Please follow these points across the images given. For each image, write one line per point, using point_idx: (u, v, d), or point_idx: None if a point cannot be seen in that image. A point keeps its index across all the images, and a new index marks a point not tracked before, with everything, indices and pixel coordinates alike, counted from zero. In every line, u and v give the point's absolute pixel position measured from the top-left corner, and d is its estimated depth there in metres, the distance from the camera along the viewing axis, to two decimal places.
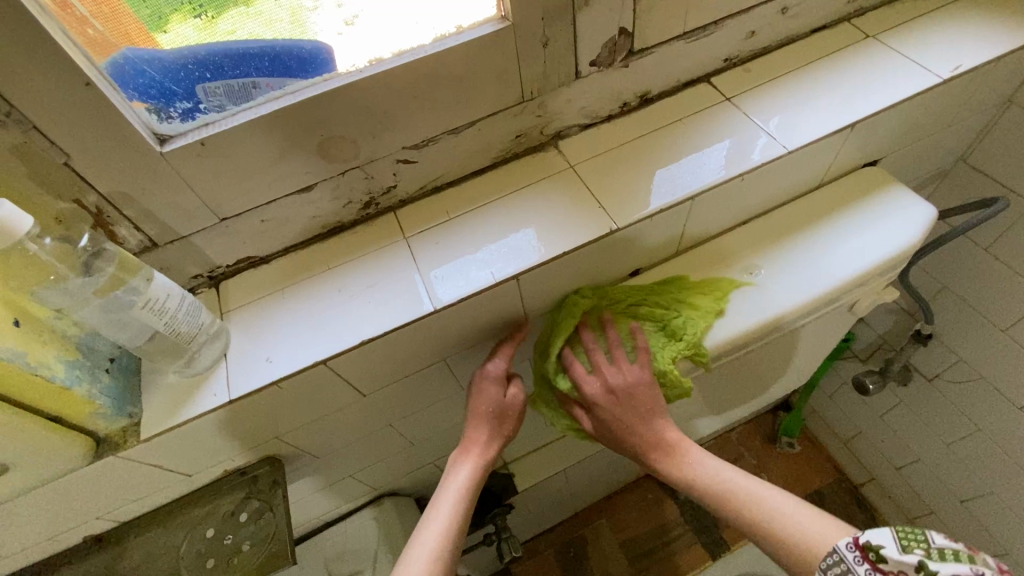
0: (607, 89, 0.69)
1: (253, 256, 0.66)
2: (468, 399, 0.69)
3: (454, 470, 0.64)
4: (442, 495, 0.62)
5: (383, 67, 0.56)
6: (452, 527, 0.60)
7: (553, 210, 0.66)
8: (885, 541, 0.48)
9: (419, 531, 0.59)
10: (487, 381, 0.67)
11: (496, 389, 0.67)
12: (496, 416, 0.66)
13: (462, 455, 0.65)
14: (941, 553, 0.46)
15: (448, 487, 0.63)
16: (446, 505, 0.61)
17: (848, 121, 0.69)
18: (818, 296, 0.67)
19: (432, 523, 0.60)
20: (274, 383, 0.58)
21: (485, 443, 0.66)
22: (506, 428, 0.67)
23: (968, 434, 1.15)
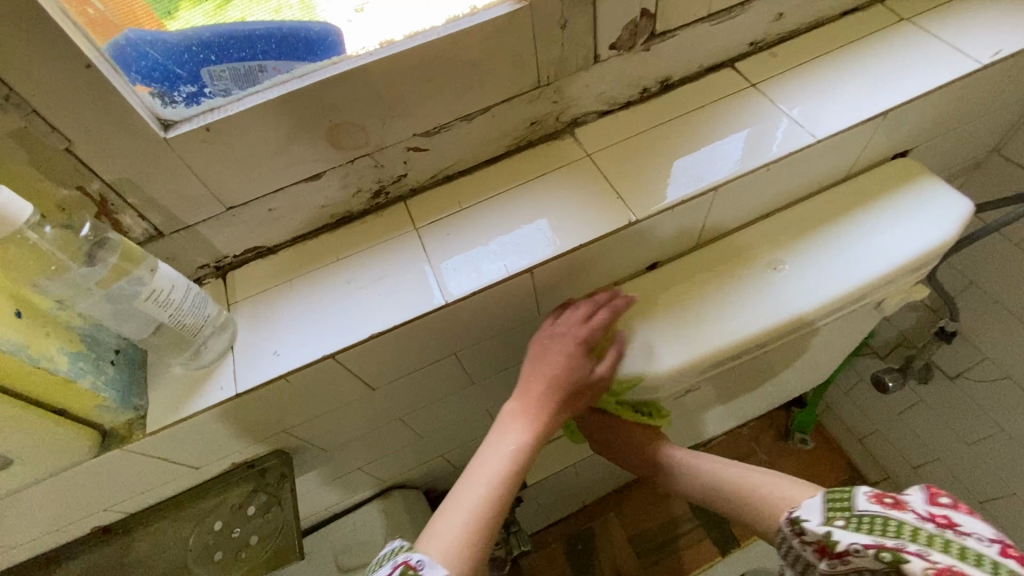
0: (627, 75, 0.66)
1: (261, 246, 0.64)
2: (542, 352, 0.62)
3: (505, 434, 0.57)
4: (489, 459, 0.55)
5: (395, 49, 0.54)
6: (497, 497, 0.53)
7: (569, 201, 0.64)
8: (811, 515, 0.52)
9: (461, 498, 0.52)
10: (574, 347, 0.61)
11: (580, 356, 0.61)
12: (570, 384, 0.60)
13: (517, 418, 0.58)
14: (857, 522, 0.47)
15: (497, 452, 0.55)
16: (493, 471, 0.54)
17: (879, 110, 0.66)
18: (845, 293, 0.65)
19: (476, 491, 0.53)
20: (281, 377, 0.57)
21: (549, 411, 0.59)
22: (575, 401, 0.61)
23: (990, 434, 1.11)
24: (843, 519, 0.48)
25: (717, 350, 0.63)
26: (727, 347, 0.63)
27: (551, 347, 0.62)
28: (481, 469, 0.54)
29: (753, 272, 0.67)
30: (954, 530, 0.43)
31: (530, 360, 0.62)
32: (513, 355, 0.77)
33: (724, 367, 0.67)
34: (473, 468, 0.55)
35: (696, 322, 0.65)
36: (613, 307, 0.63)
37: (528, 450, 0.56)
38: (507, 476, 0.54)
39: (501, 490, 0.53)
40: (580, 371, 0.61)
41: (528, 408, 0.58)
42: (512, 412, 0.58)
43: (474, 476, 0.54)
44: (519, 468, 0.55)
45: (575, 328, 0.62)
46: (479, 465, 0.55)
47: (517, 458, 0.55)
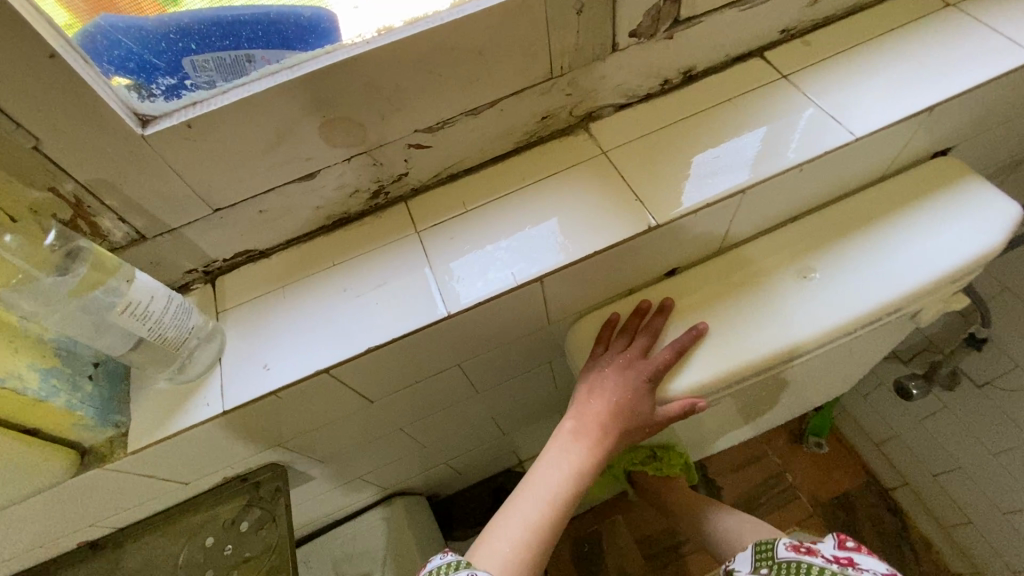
0: (647, 65, 0.61)
1: (251, 249, 0.60)
2: (616, 371, 0.58)
3: (567, 451, 0.54)
4: (548, 476, 0.53)
5: (393, 37, 0.49)
6: (553, 518, 0.51)
7: (582, 203, 0.59)
8: (742, 564, 0.62)
9: (518, 513, 0.50)
10: (646, 371, 0.57)
11: (647, 387, 0.57)
12: (635, 415, 0.56)
13: (579, 437, 0.55)
14: (776, 567, 0.57)
15: (557, 470, 0.53)
16: (550, 489, 0.52)
17: (923, 105, 0.60)
18: (880, 305, 0.60)
19: (533, 507, 0.51)
20: (271, 393, 0.53)
21: (612, 434, 0.55)
22: (637, 433, 0.57)
23: (1018, 445, 1.06)
24: (766, 567, 0.58)
25: (740, 366, 0.58)
26: (753, 363, 0.58)
27: (616, 372, 0.58)
28: (539, 485, 0.52)
29: (781, 280, 0.62)
30: (854, 567, 0.52)
31: (595, 381, 0.58)
32: (521, 364, 0.73)
33: (748, 383, 0.62)
34: (530, 482, 0.53)
35: (718, 336, 0.60)
36: (678, 344, 0.58)
37: (587, 471, 0.53)
38: (565, 498, 0.52)
39: (557, 510, 0.51)
40: (653, 400, 0.57)
41: (593, 426, 0.55)
42: (574, 429, 0.55)
43: (532, 491, 0.52)
44: (577, 490, 0.53)
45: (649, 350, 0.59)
46: (538, 481, 0.52)
47: (576, 479, 0.53)
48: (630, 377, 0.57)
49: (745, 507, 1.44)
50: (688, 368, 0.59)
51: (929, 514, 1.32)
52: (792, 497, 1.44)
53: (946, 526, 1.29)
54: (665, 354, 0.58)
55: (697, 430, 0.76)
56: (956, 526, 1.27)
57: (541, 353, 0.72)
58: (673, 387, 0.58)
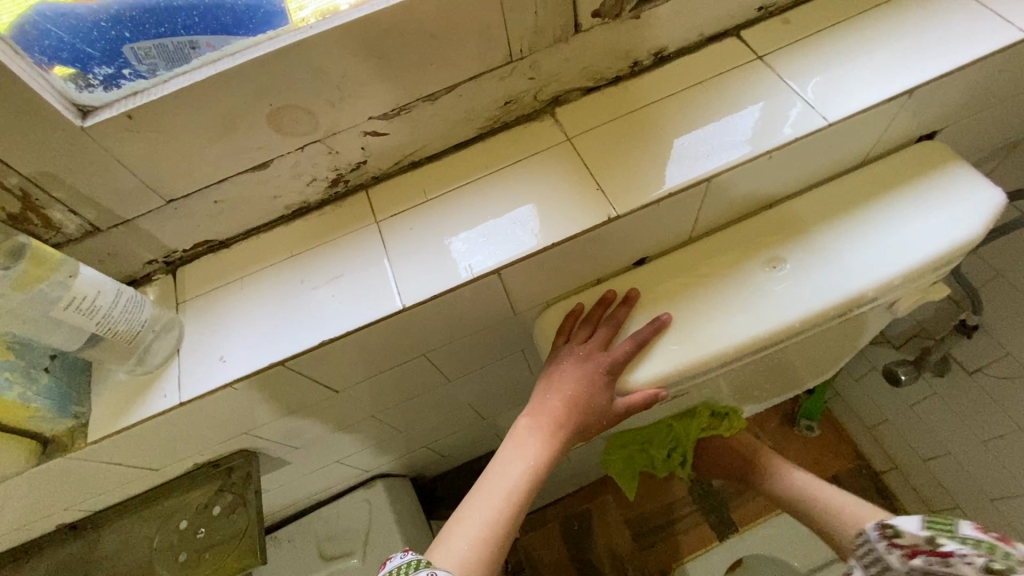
0: (614, 46, 0.58)
1: (211, 239, 0.59)
2: (572, 364, 0.58)
3: (522, 447, 0.54)
4: (504, 473, 0.53)
5: (336, 21, 0.47)
6: (509, 514, 0.51)
7: (544, 192, 0.58)
8: (908, 523, 0.55)
9: (474, 513, 0.51)
10: (601, 363, 0.57)
11: (604, 381, 0.56)
12: (591, 409, 0.56)
13: (534, 433, 0.55)
14: (971, 541, 0.51)
15: (512, 466, 0.53)
16: (507, 486, 0.52)
17: (903, 88, 0.57)
18: (851, 296, 0.58)
19: (489, 505, 0.51)
20: (227, 386, 0.53)
21: (569, 429, 0.55)
22: (595, 427, 0.57)
23: (1007, 433, 1.05)
24: (948, 537, 0.52)
25: (704, 359, 0.57)
26: (716, 355, 0.57)
27: (574, 366, 0.57)
28: (495, 483, 0.52)
29: (749, 271, 0.61)
30: None
31: (553, 375, 0.58)
32: (491, 353, 0.72)
33: (713, 375, 0.61)
34: (487, 480, 0.53)
35: (682, 329, 0.59)
36: (638, 337, 0.57)
37: (543, 467, 0.54)
38: (521, 494, 0.52)
39: (513, 507, 0.51)
40: (609, 393, 0.56)
41: (548, 422, 0.55)
42: (529, 425, 0.56)
43: (488, 488, 0.52)
44: (533, 486, 0.53)
45: (607, 343, 0.59)
46: (494, 479, 0.53)
47: (532, 475, 0.53)
48: (584, 368, 0.57)
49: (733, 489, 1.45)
50: (647, 359, 0.58)
51: (918, 496, 1.32)
52: None
53: (934, 509, 1.29)
54: (621, 346, 0.57)
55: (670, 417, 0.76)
56: (943, 509, 1.26)
57: (510, 342, 0.71)
58: (635, 377, 0.57)
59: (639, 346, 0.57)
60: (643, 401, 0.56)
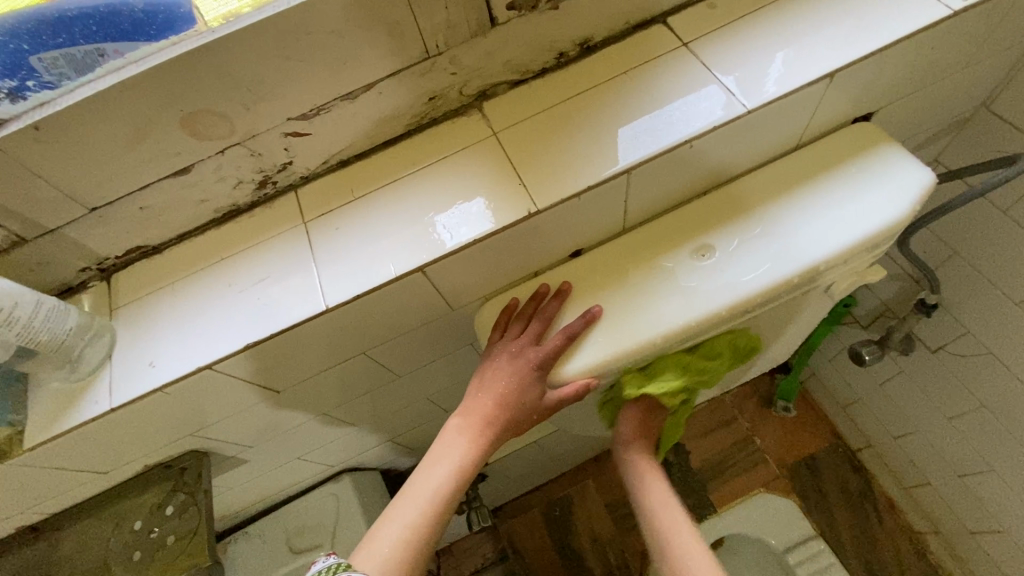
0: (535, 38, 0.58)
1: (144, 246, 0.60)
2: (502, 361, 0.58)
3: (449, 447, 0.56)
4: (431, 474, 0.55)
5: (238, 24, 0.47)
6: (433, 515, 0.53)
7: (469, 188, 0.58)
8: None
9: (399, 515, 0.53)
10: (529, 360, 0.57)
11: (533, 376, 0.57)
12: (520, 406, 0.56)
13: (462, 432, 0.56)
14: None
15: (439, 467, 0.55)
16: (431, 488, 0.54)
17: (824, 72, 0.57)
18: (776, 284, 0.58)
19: (413, 507, 0.53)
20: (156, 391, 0.54)
21: (496, 427, 0.56)
22: (525, 423, 0.58)
23: (971, 410, 1.05)
24: None
25: (633, 350, 0.58)
26: (645, 345, 0.58)
27: (505, 363, 0.58)
28: (421, 485, 0.54)
29: (678, 261, 0.61)
30: None
31: (484, 372, 0.59)
32: (437, 346, 0.72)
33: (644, 365, 0.62)
34: (414, 482, 0.55)
35: (611, 323, 0.59)
36: (569, 330, 0.58)
37: (470, 467, 0.55)
38: (446, 494, 0.54)
39: (438, 507, 0.54)
40: (538, 390, 0.57)
41: (476, 421, 0.56)
42: (459, 425, 0.57)
43: (415, 489, 0.54)
44: (459, 484, 0.55)
45: (537, 340, 0.59)
46: (421, 480, 0.55)
47: (457, 476, 0.55)
48: (513, 366, 0.58)
49: (712, 471, 1.45)
50: (578, 352, 0.58)
51: (893, 473, 1.33)
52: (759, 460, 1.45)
53: (907, 485, 1.30)
54: (550, 343, 0.58)
55: None
56: (916, 485, 1.28)
57: (455, 335, 0.72)
58: (565, 370, 0.58)
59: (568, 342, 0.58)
60: (571, 396, 0.57)
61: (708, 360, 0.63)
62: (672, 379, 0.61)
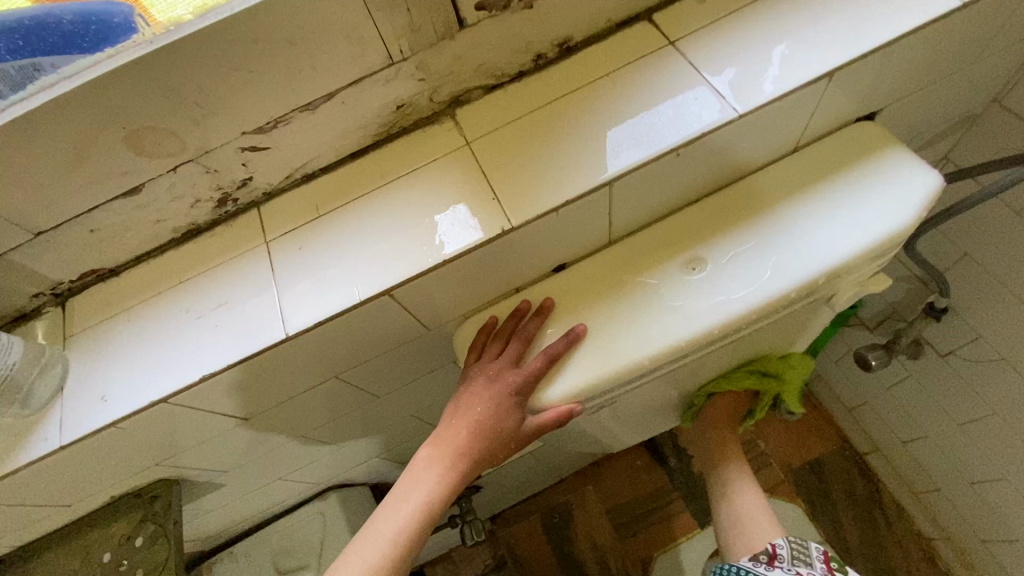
0: (509, 41, 0.54)
1: (99, 268, 0.56)
2: (477, 386, 0.54)
3: (417, 481, 0.52)
4: (397, 510, 0.51)
5: (178, 34, 0.43)
6: (397, 555, 0.50)
7: (440, 202, 0.54)
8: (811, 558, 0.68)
9: (360, 555, 0.50)
10: (505, 387, 0.53)
11: (510, 404, 0.53)
12: (495, 435, 0.53)
13: (432, 465, 0.53)
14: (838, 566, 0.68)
15: (404, 503, 0.52)
16: (396, 525, 0.51)
17: (823, 70, 0.52)
18: (771, 301, 0.54)
19: (376, 547, 0.50)
20: (110, 426, 0.51)
21: (468, 459, 0.53)
22: (501, 454, 0.54)
23: (982, 416, 1.01)
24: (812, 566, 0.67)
25: (618, 373, 0.54)
26: (630, 368, 0.54)
27: (480, 389, 0.54)
28: (385, 522, 0.51)
29: (666, 275, 0.57)
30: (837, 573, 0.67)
31: (458, 398, 0.55)
32: (417, 365, 0.69)
33: (631, 387, 0.58)
34: (379, 518, 0.52)
35: (596, 343, 0.55)
36: (549, 352, 0.54)
37: (438, 502, 0.52)
38: (411, 533, 0.51)
39: (402, 546, 0.50)
40: (514, 418, 0.53)
41: (446, 453, 0.53)
42: (429, 457, 0.53)
43: (379, 527, 0.51)
44: (427, 521, 0.52)
45: (513, 364, 0.55)
46: (386, 517, 0.51)
47: (424, 512, 0.51)
48: (487, 392, 0.54)
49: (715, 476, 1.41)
50: (559, 376, 0.54)
51: (901, 478, 1.29)
52: (763, 465, 1.41)
53: (916, 490, 1.26)
54: (527, 368, 0.54)
55: (614, 424, 0.73)
56: (925, 491, 1.24)
57: (435, 353, 0.68)
58: (546, 396, 0.54)
59: (546, 366, 0.54)
60: (550, 425, 0.53)
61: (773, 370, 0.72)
62: (734, 379, 0.72)
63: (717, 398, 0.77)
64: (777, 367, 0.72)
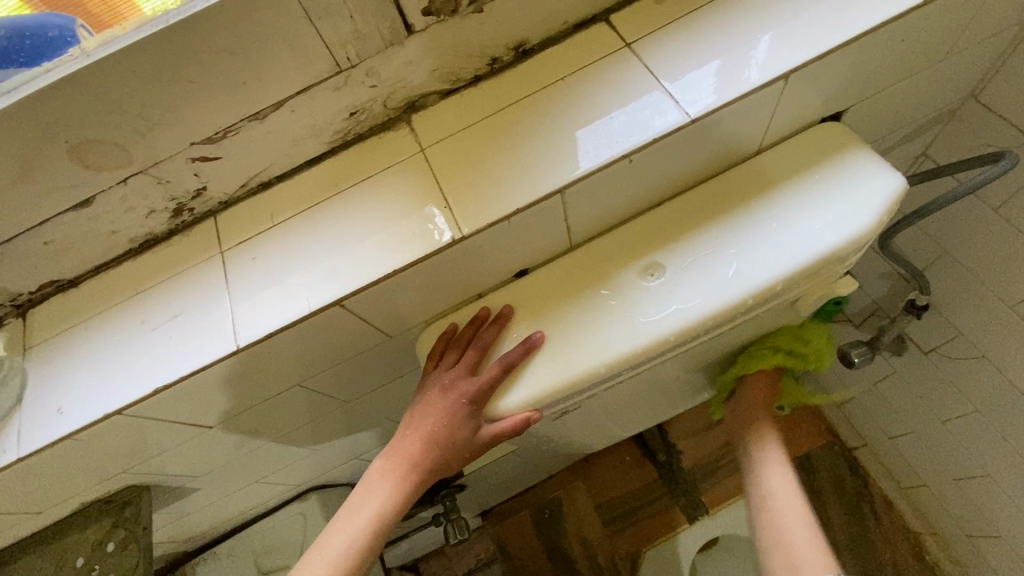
0: (460, 46, 0.53)
1: (59, 279, 0.56)
2: (431, 397, 0.55)
3: (370, 493, 0.53)
4: (348, 522, 0.52)
5: (114, 47, 0.43)
6: (348, 569, 0.51)
7: (393, 210, 0.53)
8: None
9: (311, 568, 0.51)
10: (458, 397, 0.53)
11: (463, 414, 0.53)
12: (448, 446, 0.53)
13: (385, 476, 0.53)
14: None
15: (357, 516, 0.52)
16: (347, 538, 0.51)
17: (778, 72, 0.51)
18: (728, 307, 0.53)
19: (326, 560, 0.51)
20: (66, 437, 0.51)
21: (420, 470, 0.53)
22: (456, 463, 0.54)
23: (966, 413, 1.00)
24: None
25: (574, 381, 0.53)
26: (586, 376, 0.53)
27: (435, 399, 0.54)
28: (337, 535, 0.52)
29: (626, 282, 0.56)
30: None
31: (414, 409, 0.55)
32: (384, 370, 0.69)
33: (590, 394, 0.57)
34: (331, 531, 0.52)
35: (554, 350, 0.55)
36: (505, 361, 0.53)
37: (391, 514, 0.53)
38: (363, 545, 0.51)
39: (354, 559, 0.51)
40: (467, 429, 0.53)
41: (399, 465, 0.53)
42: (382, 468, 0.54)
43: (330, 540, 0.52)
44: (380, 533, 0.52)
45: (468, 374, 0.55)
46: (337, 530, 0.52)
47: (376, 524, 0.52)
48: (440, 403, 0.54)
49: (705, 471, 1.40)
50: (515, 385, 0.54)
51: (889, 473, 1.28)
52: None
53: (904, 486, 1.25)
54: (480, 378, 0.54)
55: (584, 426, 0.72)
56: (912, 487, 1.23)
57: (402, 358, 0.68)
58: (501, 405, 0.54)
59: (499, 376, 0.54)
60: (505, 434, 0.53)
61: (797, 338, 0.68)
62: (762, 357, 0.69)
63: (750, 380, 0.73)
64: (798, 337, 0.69)
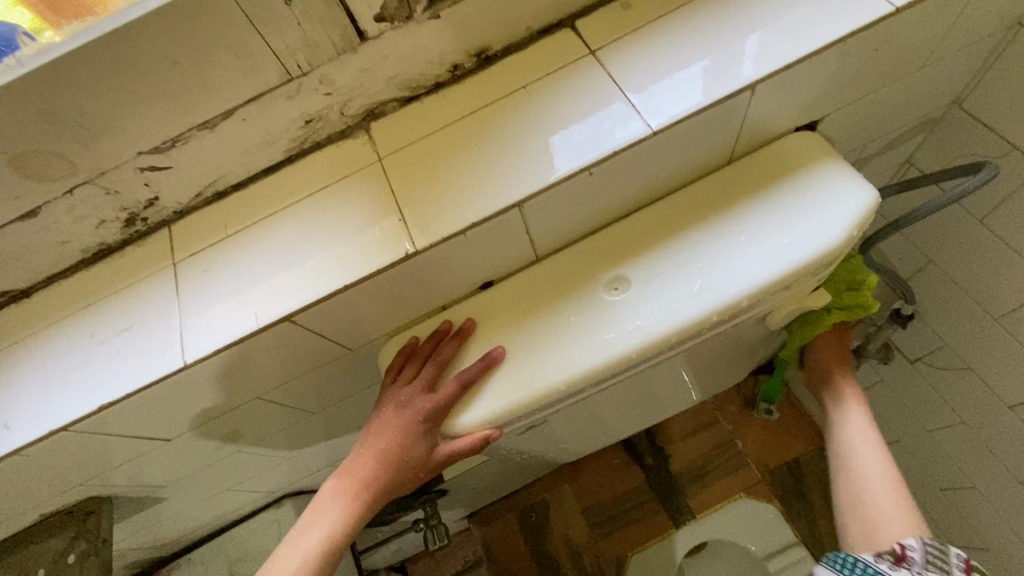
0: (418, 53, 0.51)
1: (10, 290, 0.55)
2: (386, 415, 0.54)
3: (321, 514, 0.53)
4: (301, 541, 0.53)
5: (48, 55, 0.41)
6: None
7: (348, 221, 0.52)
8: None
9: None
10: (411, 416, 0.52)
11: (416, 434, 0.53)
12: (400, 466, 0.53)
13: (336, 497, 0.53)
14: None
15: (308, 536, 0.53)
16: (298, 558, 0.52)
17: (746, 81, 0.50)
18: (689, 325, 0.52)
19: None
20: (14, 453, 0.50)
21: (372, 490, 0.53)
22: (410, 482, 0.54)
23: (952, 424, 0.98)
24: None
25: (533, 399, 0.52)
26: (544, 394, 0.52)
27: (388, 418, 0.54)
28: (289, 555, 0.53)
29: (587, 296, 0.55)
30: None
31: (369, 427, 0.55)
32: (350, 381, 0.67)
33: (552, 410, 0.56)
34: (284, 550, 0.53)
35: (512, 367, 0.53)
36: (460, 379, 0.52)
37: (342, 534, 0.53)
38: (313, 566, 0.52)
39: None
40: (421, 448, 0.53)
41: (350, 485, 0.53)
42: (335, 488, 0.53)
43: (283, 559, 0.53)
44: (331, 553, 0.53)
45: (422, 392, 0.54)
46: (289, 551, 0.53)
47: (327, 544, 0.52)
48: (393, 421, 0.53)
49: (692, 476, 1.38)
50: (471, 404, 0.53)
51: None
52: (740, 465, 1.38)
53: None
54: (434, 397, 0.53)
55: (554, 439, 0.71)
56: None
57: (367, 369, 0.66)
58: (456, 424, 0.53)
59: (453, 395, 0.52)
60: (459, 453, 0.53)
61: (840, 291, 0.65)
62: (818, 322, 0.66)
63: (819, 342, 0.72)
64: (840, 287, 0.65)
